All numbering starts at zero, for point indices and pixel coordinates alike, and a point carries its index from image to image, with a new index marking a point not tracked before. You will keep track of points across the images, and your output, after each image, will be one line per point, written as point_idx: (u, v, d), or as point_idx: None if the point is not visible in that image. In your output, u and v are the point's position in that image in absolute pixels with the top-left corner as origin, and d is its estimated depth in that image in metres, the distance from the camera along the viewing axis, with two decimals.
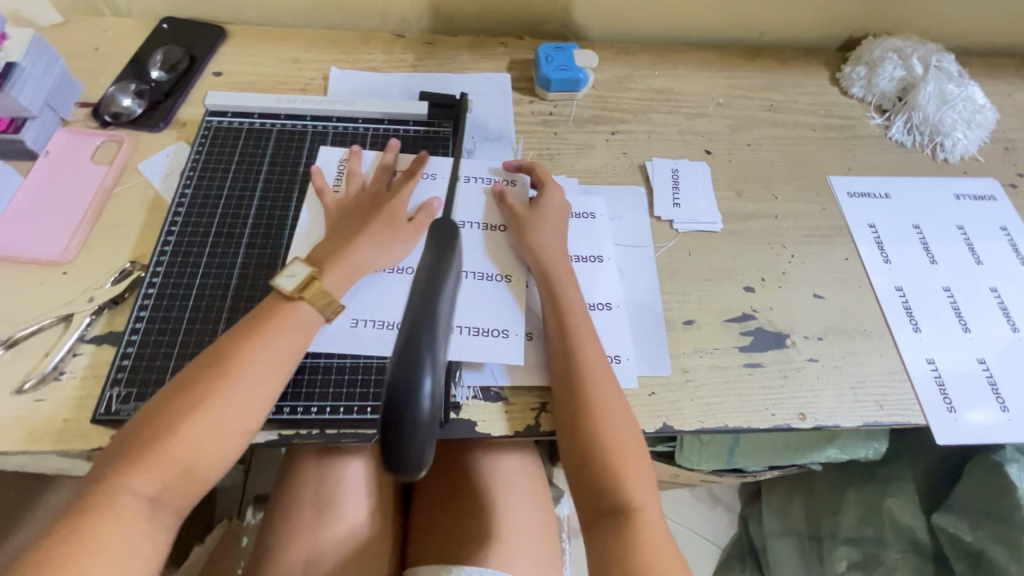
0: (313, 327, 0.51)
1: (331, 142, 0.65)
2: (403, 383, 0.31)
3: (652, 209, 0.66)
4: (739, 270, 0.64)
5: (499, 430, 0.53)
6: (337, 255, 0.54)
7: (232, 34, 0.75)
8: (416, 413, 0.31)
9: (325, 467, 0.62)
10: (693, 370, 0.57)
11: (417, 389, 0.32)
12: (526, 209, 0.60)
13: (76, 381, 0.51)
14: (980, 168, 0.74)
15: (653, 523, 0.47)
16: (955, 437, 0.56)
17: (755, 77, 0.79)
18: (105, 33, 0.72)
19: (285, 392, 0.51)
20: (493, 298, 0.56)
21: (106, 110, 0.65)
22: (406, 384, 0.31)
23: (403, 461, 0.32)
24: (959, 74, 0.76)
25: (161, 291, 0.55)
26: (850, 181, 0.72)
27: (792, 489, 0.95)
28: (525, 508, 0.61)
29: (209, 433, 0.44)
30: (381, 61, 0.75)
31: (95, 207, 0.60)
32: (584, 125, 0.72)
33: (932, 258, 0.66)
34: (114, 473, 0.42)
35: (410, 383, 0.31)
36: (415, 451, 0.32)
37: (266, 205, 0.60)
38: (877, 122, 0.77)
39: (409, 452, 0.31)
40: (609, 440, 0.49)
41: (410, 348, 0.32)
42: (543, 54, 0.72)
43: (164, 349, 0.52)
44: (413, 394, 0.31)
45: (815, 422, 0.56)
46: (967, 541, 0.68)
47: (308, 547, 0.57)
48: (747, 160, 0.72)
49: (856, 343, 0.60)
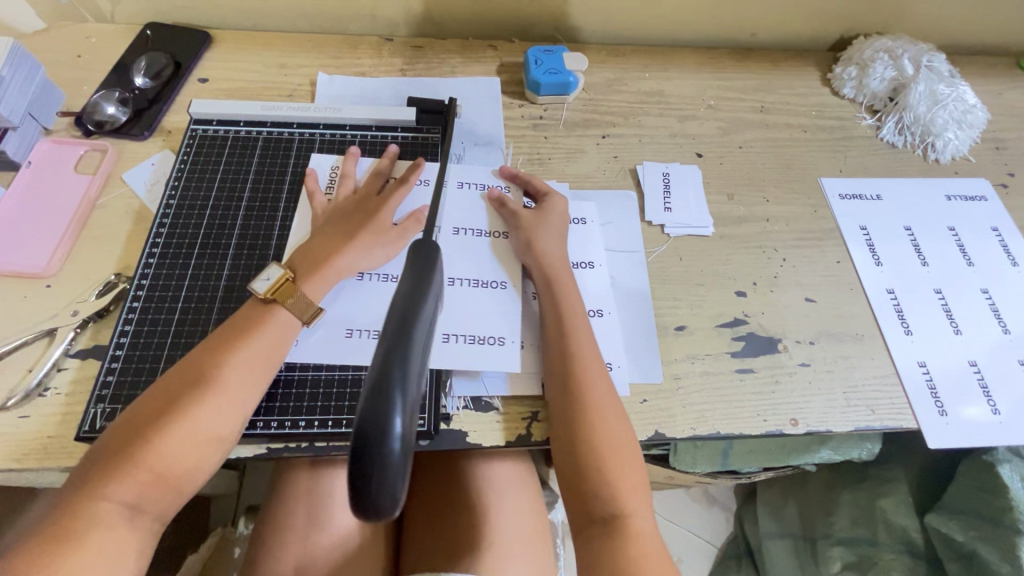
0: (292, 333, 0.51)
1: (319, 149, 0.64)
2: (371, 425, 0.25)
3: (642, 213, 0.66)
4: (730, 275, 0.63)
5: (490, 440, 0.53)
6: (325, 264, 0.53)
7: (217, 39, 0.74)
8: (387, 465, 0.25)
9: (316, 476, 0.61)
10: (685, 376, 0.57)
11: (387, 433, 0.25)
12: (532, 214, 0.60)
13: (61, 397, 0.50)
14: (971, 168, 0.74)
15: (644, 530, 0.47)
16: (947, 441, 0.56)
17: (746, 78, 0.79)
18: (88, 39, 0.71)
19: (272, 406, 0.50)
20: (487, 306, 0.56)
21: (89, 119, 0.64)
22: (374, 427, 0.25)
23: (368, 519, 0.25)
24: (950, 74, 0.76)
25: (146, 303, 0.54)
26: (841, 183, 0.71)
27: (786, 492, 0.96)
28: (517, 514, 0.61)
29: (185, 440, 0.44)
30: (369, 65, 0.74)
31: (79, 218, 0.59)
32: (575, 129, 0.72)
33: (924, 260, 0.66)
34: (88, 482, 0.41)
35: (381, 425, 0.25)
36: (385, 506, 0.25)
37: (253, 214, 0.60)
38: (868, 122, 0.76)
39: (377, 508, 0.25)
40: (601, 445, 0.48)
41: (382, 381, 0.25)
42: (532, 57, 0.71)
43: (150, 363, 0.51)
44: (384, 441, 0.25)
45: (807, 427, 0.55)
46: (959, 542, 0.69)
47: (296, 558, 0.57)
48: (738, 162, 0.71)
49: (847, 347, 0.60)
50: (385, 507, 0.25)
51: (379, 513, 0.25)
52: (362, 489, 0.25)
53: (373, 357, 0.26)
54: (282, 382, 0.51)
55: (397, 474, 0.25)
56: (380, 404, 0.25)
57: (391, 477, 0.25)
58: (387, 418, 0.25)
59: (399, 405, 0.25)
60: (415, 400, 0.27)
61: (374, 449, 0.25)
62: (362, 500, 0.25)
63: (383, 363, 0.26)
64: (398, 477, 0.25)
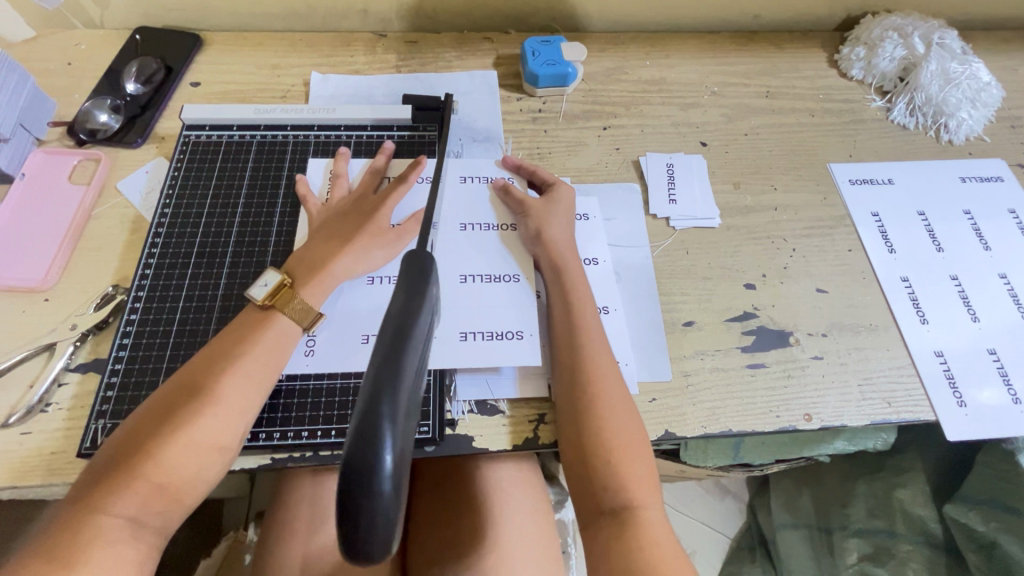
0: (293, 340, 0.50)
1: (313, 152, 0.63)
2: (358, 456, 0.23)
3: (647, 206, 0.64)
4: (739, 267, 0.62)
5: (498, 444, 0.52)
6: (323, 268, 0.52)
7: (208, 41, 0.72)
8: (376, 498, 0.23)
9: (319, 481, 0.61)
10: (694, 373, 0.56)
11: (376, 472, 0.23)
12: (540, 203, 0.59)
13: (62, 413, 0.50)
14: (986, 148, 0.72)
15: (654, 522, 0.45)
16: (966, 431, 0.54)
17: (751, 62, 0.76)
18: (78, 46, 0.70)
19: (273, 416, 0.50)
20: (494, 302, 0.55)
21: (82, 129, 0.63)
22: (362, 464, 0.23)
23: (358, 561, 0.24)
24: (962, 51, 0.73)
25: (144, 316, 0.53)
26: (851, 168, 0.69)
27: (799, 483, 0.94)
28: (526, 516, 0.60)
29: (185, 451, 0.43)
30: (363, 63, 0.72)
31: (75, 229, 0.58)
32: (575, 121, 0.70)
33: (939, 245, 0.64)
34: (87, 497, 0.41)
35: (370, 462, 0.23)
36: (378, 549, 0.24)
37: (249, 220, 0.59)
38: (878, 104, 0.74)
39: (368, 548, 0.24)
40: (611, 440, 0.47)
41: (369, 413, 0.23)
42: (530, 49, 0.69)
43: (148, 378, 0.50)
44: (373, 480, 0.23)
45: (821, 422, 0.54)
46: (979, 532, 0.68)
47: (300, 558, 0.57)
48: (744, 151, 0.69)
49: (861, 339, 0.59)
50: (377, 551, 0.24)
51: (371, 557, 0.24)
52: (351, 524, 0.23)
53: (360, 387, 0.24)
54: (283, 392, 0.50)
55: (389, 510, 0.24)
56: (368, 440, 0.23)
57: (383, 514, 0.23)
58: (377, 455, 0.23)
59: (388, 441, 0.23)
60: (408, 427, 0.25)
61: (362, 488, 0.23)
62: (352, 542, 0.24)
63: (372, 389, 0.24)
64: (390, 518, 0.23)
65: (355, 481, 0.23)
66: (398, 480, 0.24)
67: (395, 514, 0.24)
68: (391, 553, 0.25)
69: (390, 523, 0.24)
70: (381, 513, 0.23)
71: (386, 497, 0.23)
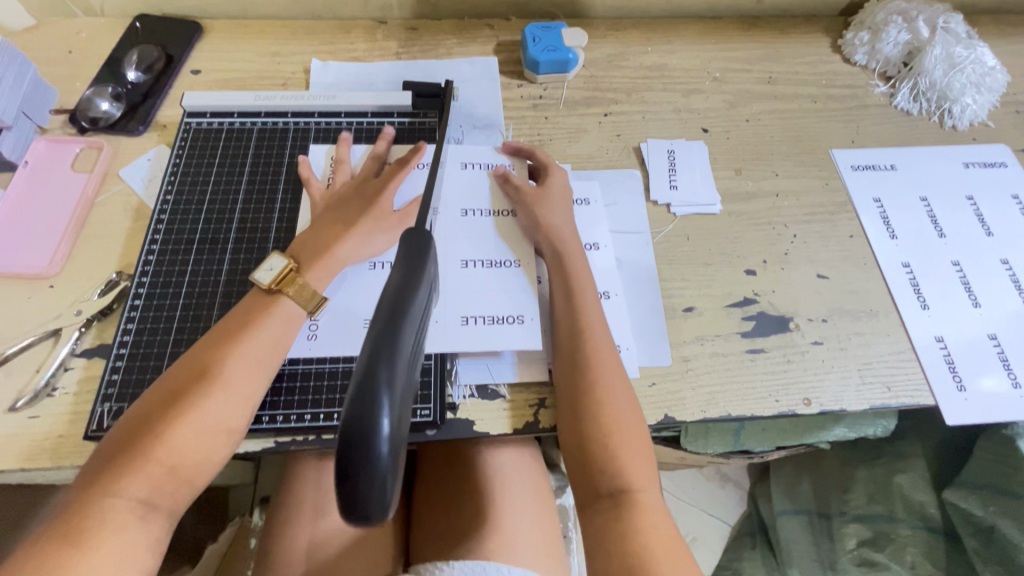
0: (298, 324, 0.50)
1: (314, 138, 0.63)
2: (355, 422, 0.23)
3: (648, 192, 0.64)
4: (739, 252, 0.62)
5: (499, 428, 0.52)
6: (329, 252, 0.53)
7: (208, 29, 0.72)
8: (373, 464, 0.23)
9: (323, 466, 0.62)
10: (694, 358, 0.56)
11: (374, 437, 0.23)
12: (537, 190, 0.59)
13: (69, 396, 0.50)
14: (990, 134, 0.71)
15: (651, 506, 0.45)
16: (966, 415, 0.55)
17: (753, 48, 0.76)
18: (79, 35, 0.70)
19: (277, 399, 0.50)
20: (495, 287, 0.55)
21: (83, 116, 0.63)
22: (359, 428, 0.23)
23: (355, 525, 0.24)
24: (967, 36, 0.72)
25: (147, 302, 0.54)
26: (853, 154, 0.69)
27: (800, 470, 0.95)
28: (526, 500, 0.61)
29: (195, 433, 0.44)
30: (363, 50, 0.72)
31: (79, 216, 0.59)
32: (576, 108, 0.69)
33: (940, 230, 0.64)
34: (98, 480, 0.41)
35: (368, 426, 0.23)
36: (376, 514, 0.24)
37: (250, 206, 0.59)
38: (881, 89, 0.73)
39: (365, 513, 0.24)
40: (610, 424, 0.47)
41: (367, 379, 0.24)
42: (530, 35, 0.69)
43: (153, 362, 0.51)
44: (371, 445, 0.23)
45: (820, 406, 0.54)
46: (978, 516, 0.68)
47: (307, 544, 0.58)
48: (746, 137, 0.69)
49: (861, 324, 0.59)
50: (375, 517, 0.24)
51: (369, 522, 0.24)
52: (348, 491, 0.23)
53: (359, 353, 0.24)
54: (285, 375, 0.51)
55: (386, 477, 0.24)
56: (366, 405, 0.23)
57: (379, 480, 0.24)
58: (373, 420, 0.23)
59: (385, 406, 0.24)
60: (406, 397, 0.26)
61: (360, 452, 0.23)
62: (349, 507, 0.24)
63: (369, 357, 0.24)
64: (387, 483, 0.24)
65: (352, 445, 0.23)
66: (395, 447, 0.24)
67: (392, 480, 0.24)
68: (387, 520, 0.25)
69: (387, 488, 0.24)
70: (379, 477, 0.23)
71: (383, 459, 0.23)
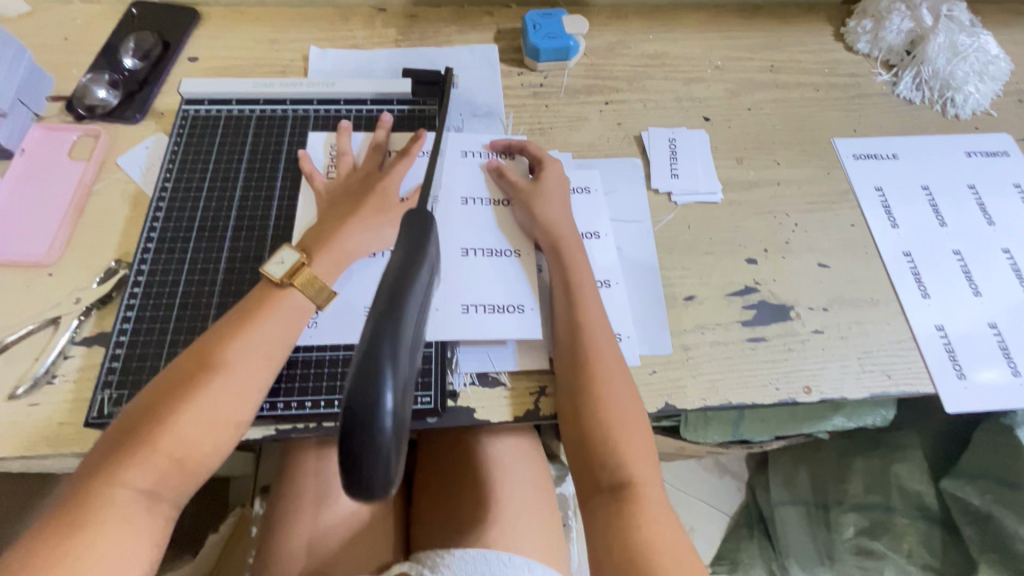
0: (305, 317, 0.50)
1: (313, 126, 0.63)
2: (359, 397, 0.24)
3: (649, 180, 0.64)
4: (741, 241, 0.62)
5: (500, 416, 0.52)
6: (332, 241, 0.52)
7: (205, 16, 0.72)
8: (377, 437, 0.24)
9: (323, 454, 0.62)
10: (695, 347, 0.56)
11: (378, 409, 0.25)
12: (528, 183, 0.58)
13: (69, 384, 0.50)
14: (993, 123, 0.71)
15: (652, 499, 0.45)
16: (966, 403, 0.55)
17: (755, 36, 0.75)
18: (74, 21, 0.70)
19: (277, 387, 0.50)
20: (496, 276, 0.55)
21: (80, 103, 0.63)
22: (363, 401, 0.24)
23: (359, 498, 0.25)
24: (971, 24, 0.72)
25: (147, 290, 0.53)
26: (854, 143, 0.69)
27: (796, 461, 0.94)
28: (527, 489, 0.61)
29: (200, 425, 0.43)
30: (362, 37, 0.71)
31: (77, 204, 0.58)
32: (577, 96, 0.69)
33: (942, 219, 0.64)
34: (102, 469, 0.41)
35: (372, 399, 0.25)
36: (380, 486, 0.25)
37: (249, 194, 0.59)
38: (884, 78, 0.73)
39: (370, 487, 0.25)
40: (611, 416, 0.47)
41: (371, 353, 0.25)
42: (530, 22, 0.68)
43: (153, 349, 0.51)
44: (376, 416, 0.25)
45: (821, 395, 0.54)
46: (974, 505, 0.68)
47: (308, 533, 0.58)
48: (747, 126, 0.69)
49: (862, 313, 0.59)
50: (378, 488, 0.25)
51: (372, 494, 0.25)
52: (352, 464, 0.25)
53: (362, 330, 0.25)
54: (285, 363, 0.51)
55: (389, 450, 0.25)
56: (369, 381, 0.25)
57: (382, 452, 0.25)
58: (378, 395, 0.25)
59: (389, 380, 0.25)
60: (407, 374, 0.27)
61: (365, 426, 0.25)
62: (354, 478, 0.25)
63: (372, 336, 0.25)
64: (389, 454, 0.25)
65: (357, 417, 0.24)
66: (397, 420, 0.26)
67: (394, 452, 0.25)
68: (390, 494, 0.26)
69: (389, 462, 0.25)
70: (382, 448, 0.25)
71: (387, 433, 0.25)
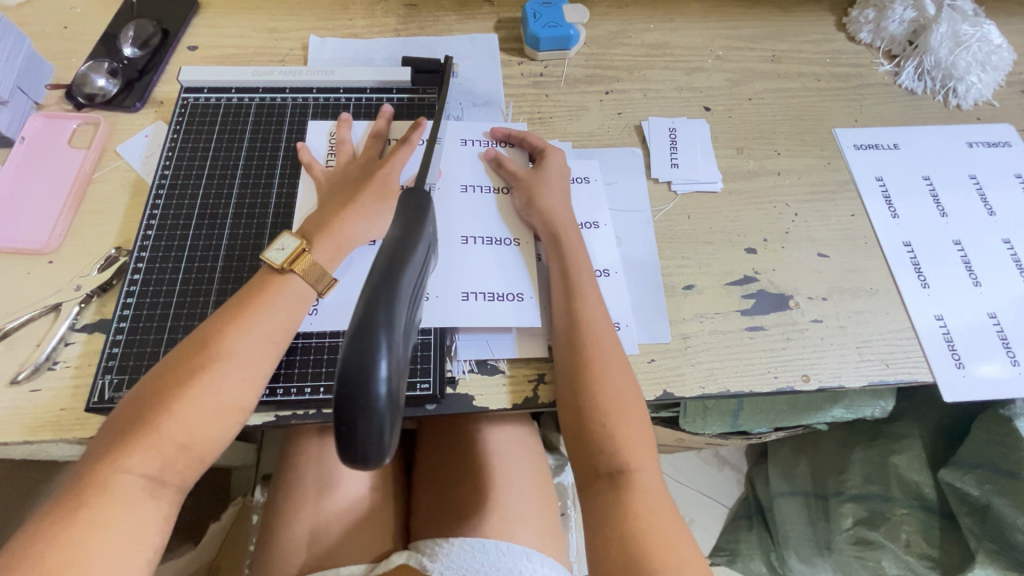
0: (307, 304, 0.50)
1: (313, 114, 0.62)
2: (354, 366, 0.26)
3: (649, 170, 0.64)
4: (740, 232, 0.62)
5: (499, 403, 0.52)
6: (332, 228, 0.52)
7: (205, 5, 0.71)
8: (371, 404, 0.26)
9: (325, 443, 0.63)
10: (694, 336, 0.56)
11: (372, 377, 0.26)
12: (528, 173, 0.58)
13: (70, 370, 0.51)
14: (995, 113, 0.71)
15: (651, 486, 0.45)
16: (965, 393, 0.55)
17: (756, 26, 0.75)
18: (74, 10, 0.69)
19: (277, 373, 0.50)
20: (495, 264, 0.55)
21: (79, 92, 0.62)
22: (359, 370, 0.26)
23: (353, 463, 0.27)
24: (973, 14, 0.71)
25: (147, 277, 0.54)
26: (856, 133, 0.68)
27: (797, 453, 0.95)
28: (525, 477, 0.61)
29: (203, 411, 0.43)
30: (361, 26, 0.71)
31: (77, 193, 0.58)
32: (577, 86, 0.69)
33: (943, 210, 0.64)
34: (106, 455, 0.41)
35: (367, 367, 0.26)
36: (373, 452, 0.27)
37: (248, 182, 0.59)
38: (886, 68, 0.73)
39: (364, 453, 0.27)
40: (609, 402, 0.47)
41: (366, 324, 0.26)
42: (531, 11, 0.68)
43: (153, 335, 0.51)
44: (370, 384, 0.26)
45: (819, 383, 0.54)
46: (973, 496, 0.67)
47: (309, 521, 0.58)
48: (747, 115, 0.68)
49: (861, 302, 0.59)
50: (371, 454, 0.27)
51: (366, 460, 0.27)
52: (348, 431, 0.26)
53: (357, 302, 0.27)
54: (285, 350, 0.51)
55: (383, 418, 0.27)
56: (365, 350, 0.26)
57: (376, 420, 0.27)
58: (373, 364, 0.26)
59: (383, 350, 0.26)
60: (401, 348, 0.29)
61: (360, 394, 0.26)
62: (348, 443, 0.27)
63: (367, 309, 0.27)
64: (383, 422, 0.27)
65: (352, 385, 0.26)
66: (390, 389, 0.27)
67: (387, 419, 0.27)
68: (383, 461, 0.28)
69: (383, 428, 0.27)
70: (376, 415, 0.26)
71: (380, 400, 0.26)
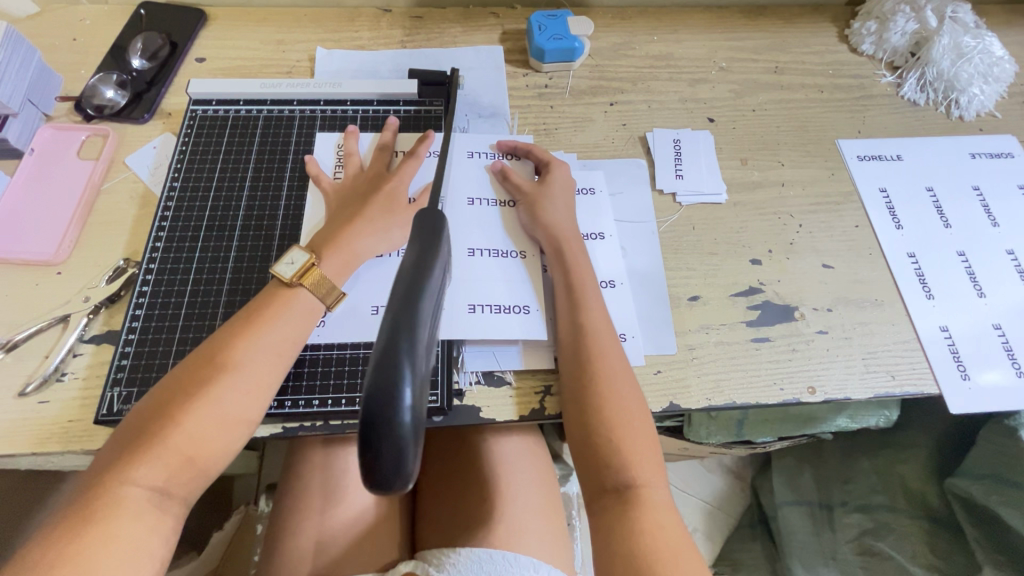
0: (316, 317, 0.50)
1: (321, 126, 0.63)
2: (379, 393, 0.26)
3: (654, 181, 0.64)
4: (744, 242, 0.62)
5: (505, 415, 0.52)
6: (341, 242, 0.52)
7: (212, 17, 0.72)
8: (396, 431, 0.26)
9: (330, 452, 0.62)
10: (699, 347, 0.56)
11: (396, 403, 0.26)
12: (533, 185, 0.58)
13: (78, 381, 0.51)
14: (997, 124, 0.71)
15: (659, 501, 0.45)
16: (971, 404, 0.55)
17: (759, 37, 0.76)
18: (82, 22, 0.70)
19: (285, 385, 0.50)
20: (502, 275, 0.55)
21: (88, 104, 0.63)
22: (384, 396, 0.26)
23: (378, 490, 0.27)
24: (975, 26, 0.72)
25: (156, 289, 0.54)
26: (859, 144, 0.69)
27: (801, 461, 0.95)
28: (530, 488, 0.61)
29: (211, 424, 0.43)
30: (368, 38, 0.72)
31: (85, 203, 0.59)
32: (582, 97, 0.69)
33: (946, 221, 0.64)
34: (114, 467, 0.41)
35: (391, 392, 0.26)
36: (398, 478, 0.27)
37: (256, 194, 0.59)
38: (888, 80, 0.73)
39: (388, 479, 0.27)
40: (617, 417, 0.48)
41: (389, 350, 0.27)
42: (536, 23, 0.69)
43: (162, 347, 0.51)
44: (395, 410, 0.26)
45: (825, 395, 0.54)
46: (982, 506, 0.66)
47: (315, 531, 0.58)
48: (752, 127, 0.69)
49: (866, 313, 0.59)
50: (396, 479, 0.27)
51: (390, 486, 0.27)
52: (373, 458, 0.27)
53: (380, 327, 0.27)
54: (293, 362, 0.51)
55: (407, 444, 0.27)
56: (388, 377, 0.26)
57: (400, 445, 0.27)
58: (397, 390, 0.26)
59: (407, 375, 0.27)
60: (423, 371, 0.29)
61: (385, 421, 0.26)
62: (373, 469, 0.27)
63: (390, 335, 0.27)
64: (406, 447, 0.27)
65: (377, 411, 0.26)
66: (413, 414, 0.27)
67: (411, 444, 0.27)
68: (408, 486, 0.28)
69: (407, 453, 0.27)
70: (400, 440, 0.27)
71: (405, 426, 0.26)
